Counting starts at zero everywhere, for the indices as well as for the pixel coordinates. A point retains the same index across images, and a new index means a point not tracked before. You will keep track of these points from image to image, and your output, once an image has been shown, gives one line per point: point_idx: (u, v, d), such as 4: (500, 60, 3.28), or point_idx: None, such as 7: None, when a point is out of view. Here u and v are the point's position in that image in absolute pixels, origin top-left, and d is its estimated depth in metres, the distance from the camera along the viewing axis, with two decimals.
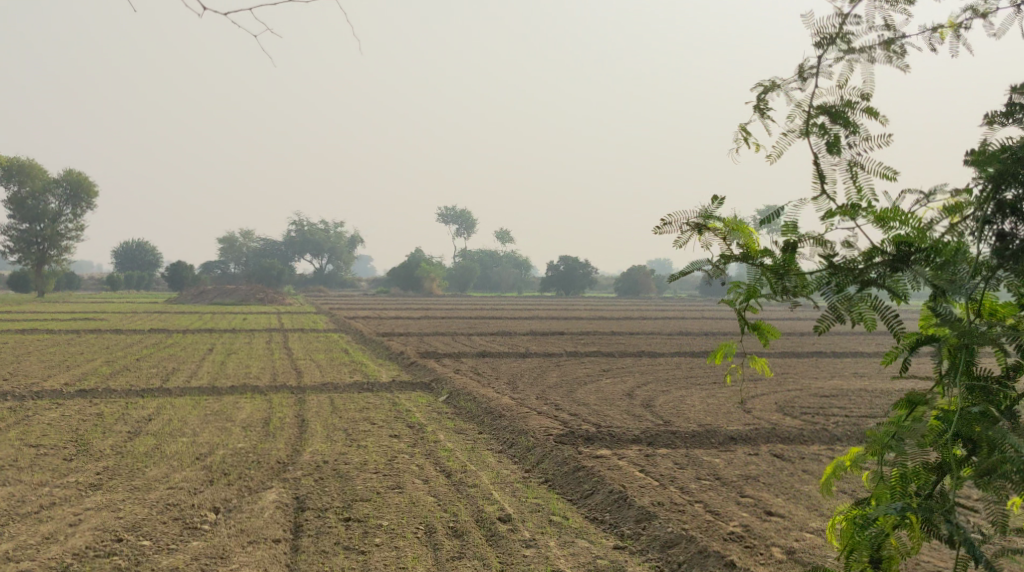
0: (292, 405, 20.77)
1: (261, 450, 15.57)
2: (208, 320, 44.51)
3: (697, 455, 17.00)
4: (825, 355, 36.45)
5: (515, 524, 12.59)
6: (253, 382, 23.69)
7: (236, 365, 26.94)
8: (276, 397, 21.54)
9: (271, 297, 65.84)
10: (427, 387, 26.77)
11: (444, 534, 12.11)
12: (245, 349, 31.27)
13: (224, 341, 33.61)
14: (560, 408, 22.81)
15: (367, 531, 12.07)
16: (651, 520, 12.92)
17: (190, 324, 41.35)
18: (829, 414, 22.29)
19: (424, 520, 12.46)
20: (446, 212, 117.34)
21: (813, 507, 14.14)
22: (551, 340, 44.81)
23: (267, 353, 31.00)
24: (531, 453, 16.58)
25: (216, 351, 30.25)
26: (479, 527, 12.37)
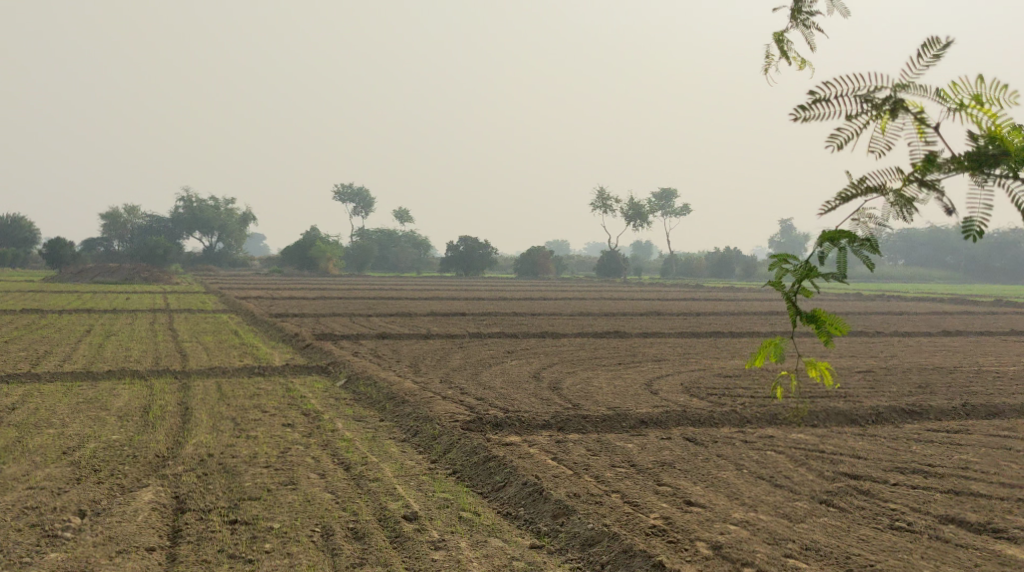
0: (175, 391, 19.28)
1: (139, 443, 14.13)
2: (88, 300, 42.28)
3: (610, 440, 15.97)
4: (726, 337, 36.09)
5: (422, 523, 11.40)
6: (136, 365, 22.10)
7: (116, 348, 25.21)
8: (157, 383, 20.00)
9: (157, 276, 63.44)
10: (323, 370, 25.42)
11: (342, 537, 10.90)
12: (125, 331, 29.47)
13: (102, 322, 31.71)
14: (465, 392, 21.68)
15: (254, 536, 10.78)
16: (569, 515, 11.86)
17: (69, 304, 39.16)
18: (738, 394, 21.55)
19: (321, 522, 11.22)
20: (343, 190, 115.35)
21: (732, 495, 13.12)
22: (451, 320, 43.75)
23: (151, 335, 29.35)
24: (435, 442, 15.39)
25: (94, 333, 28.41)
26: (382, 528, 11.18)
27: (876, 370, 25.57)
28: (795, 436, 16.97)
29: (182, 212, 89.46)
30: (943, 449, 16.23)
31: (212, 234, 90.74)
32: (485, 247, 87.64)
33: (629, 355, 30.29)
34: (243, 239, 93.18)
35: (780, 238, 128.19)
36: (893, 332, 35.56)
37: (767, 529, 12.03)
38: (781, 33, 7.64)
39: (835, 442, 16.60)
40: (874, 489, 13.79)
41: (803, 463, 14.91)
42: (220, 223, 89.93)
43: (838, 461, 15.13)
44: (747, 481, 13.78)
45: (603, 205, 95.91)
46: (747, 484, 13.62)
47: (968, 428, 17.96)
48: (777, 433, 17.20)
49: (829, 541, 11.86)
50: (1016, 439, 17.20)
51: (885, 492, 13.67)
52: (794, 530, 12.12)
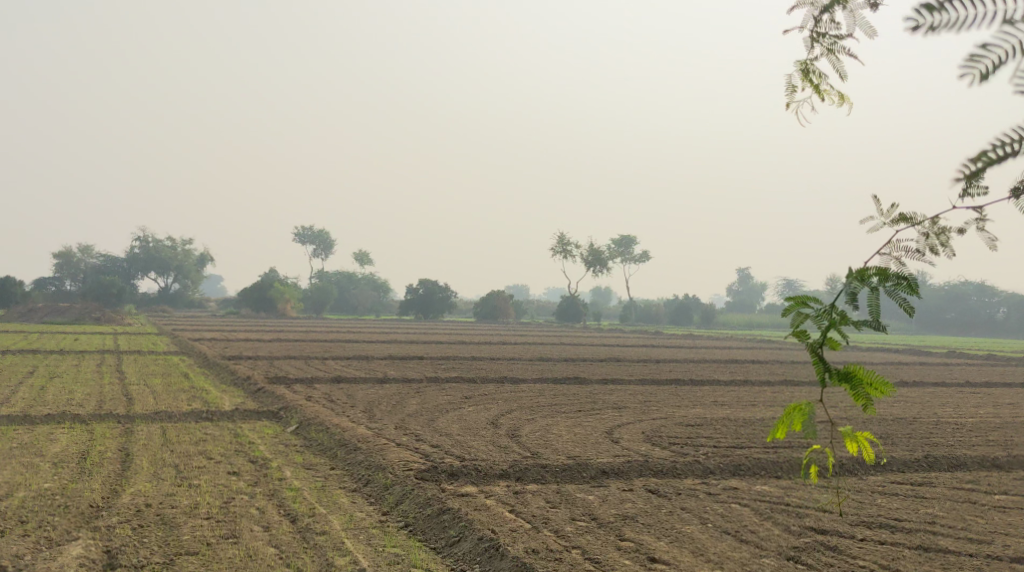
0: (117, 436, 18.48)
1: (74, 491, 13.43)
2: (34, 341, 41.19)
3: (570, 492, 15.35)
4: (687, 385, 35.60)
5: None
6: (78, 409, 21.28)
7: (58, 390, 24.32)
8: (99, 427, 19.19)
9: (108, 315, 62.32)
10: (274, 415, 24.64)
11: None
12: (70, 373, 28.55)
13: (47, 363, 30.76)
14: (420, 439, 20.98)
15: None
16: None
17: (14, 344, 38.10)
18: (699, 444, 21.03)
19: None
20: (303, 233, 114.50)
21: (697, 551, 12.32)
22: (408, 365, 43.00)
23: (98, 376, 28.48)
24: (388, 492, 14.73)
25: (37, 374, 27.49)
26: None
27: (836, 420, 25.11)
28: (758, 487, 16.36)
29: (138, 252, 88.31)
30: (910, 502, 15.67)
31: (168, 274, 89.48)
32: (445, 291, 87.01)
33: (589, 402, 29.68)
34: (199, 280, 92.06)
35: (738, 286, 128.43)
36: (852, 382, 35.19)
37: None
38: (808, 63, 7.32)
39: (799, 493, 15.95)
40: (842, 543, 13.07)
41: (768, 517, 14.18)
42: (176, 263, 88.82)
43: (803, 514, 14.43)
44: (712, 535, 13.03)
45: (563, 250, 95.68)
46: (712, 539, 12.85)
47: (932, 481, 17.49)
48: (739, 485, 16.56)
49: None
50: (981, 492, 16.73)
51: (853, 546, 12.98)
52: None
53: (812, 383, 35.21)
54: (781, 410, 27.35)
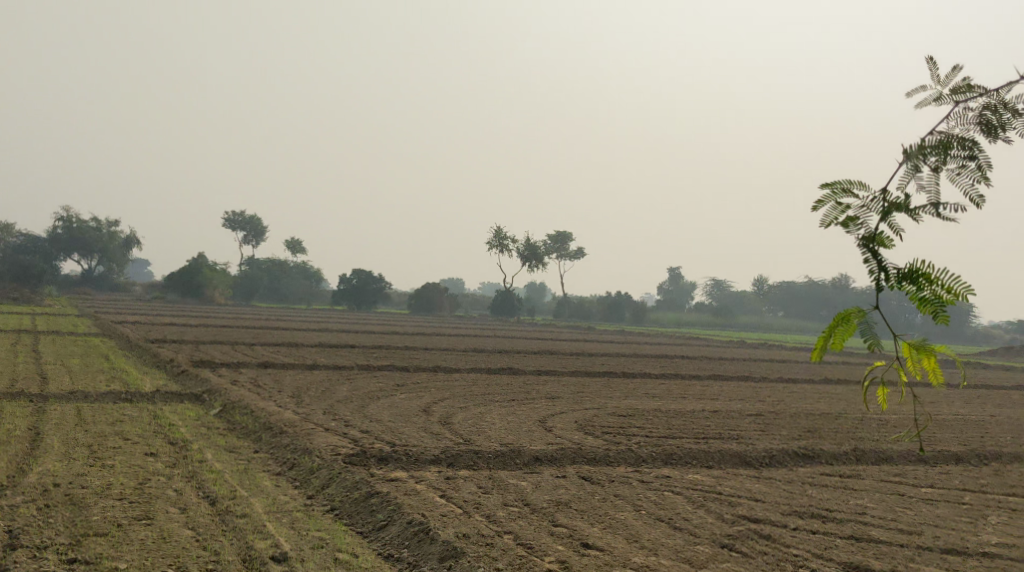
0: (27, 420, 17.71)
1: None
2: None
3: (502, 478, 14.87)
4: (619, 378, 35.32)
5: (291, 566, 10.15)
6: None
7: None
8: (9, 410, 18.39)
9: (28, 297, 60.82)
10: (197, 398, 23.93)
11: None
12: None
13: None
14: (349, 424, 20.38)
15: None
16: (457, 559, 10.66)
17: None
18: (633, 434, 20.65)
19: (175, 562, 9.90)
20: (235, 218, 112.79)
21: (631, 538, 11.70)
22: (338, 352, 42.24)
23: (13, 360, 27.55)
24: (314, 475, 14.16)
25: None
26: None
27: (767, 413, 24.68)
28: (692, 476, 15.69)
29: (60, 232, 85.96)
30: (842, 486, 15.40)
31: (92, 256, 87.44)
32: (378, 282, 86.11)
33: (523, 392, 29.17)
34: (125, 263, 90.18)
35: (671, 286, 128.48)
36: (783, 378, 34.93)
37: None
38: None
39: (731, 483, 15.07)
40: (775, 533, 12.30)
41: (701, 507, 13.39)
42: (101, 246, 86.90)
43: (736, 503, 13.66)
44: (644, 523, 12.35)
45: (499, 243, 95.31)
46: (646, 527, 12.16)
47: (860, 473, 16.68)
48: (672, 474, 15.91)
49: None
50: (909, 485, 15.86)
51: (786, 536, 12.21)
52: None
53: (743, 378, 34.97)
54: (713, 403, 27.00)
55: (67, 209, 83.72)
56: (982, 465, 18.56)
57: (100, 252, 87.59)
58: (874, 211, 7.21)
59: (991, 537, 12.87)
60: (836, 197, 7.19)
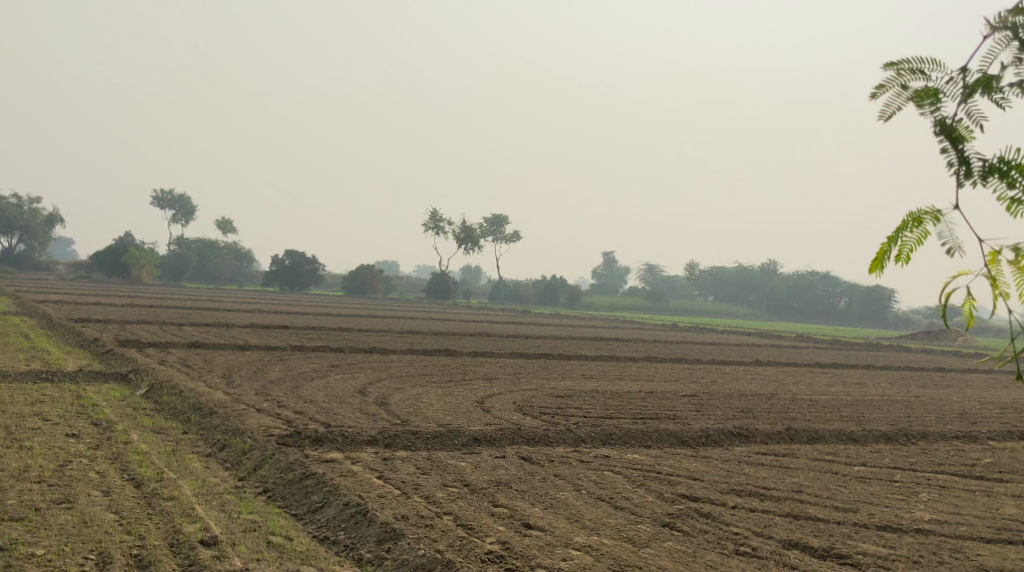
0: None
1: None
2: None
3: (441, 458, 14.53)
4: (555, 359, 35.14)
5: (222, 549, 9.71)
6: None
7: None
8: None
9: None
10: (122, 378, 23.28)
11: (122, 566, 9.16)
12: None
13: None
14: (281, 405, 19.92)
15: (9, 564, 8.97)
16: (396, 540, 10.30)
17: None
18: (571, 414, 20.43)
19: (96, 545, 9.42)
20: (164, 197, 110.87)
21: (572, 518, 11.42)
22: (270, 333, 41.55)
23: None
24: (245, 456, 13.67)
25: None
26: (173, 555, 9.47)
27: (703, 394, 24.60)
28: (631, 455, 15.46)
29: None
30: (784, 462, 15.23)
31: (14, 235, 85.30)
32: (311, 264, 85.12)
33: (458, 373, 28.85)
34: (48, 242, 88.13)
35: (603, 269, 128.73)
36: (717, 360, 34.97)
37: (611, 554, 10.51)
38: None
39: (670, 462, 14.86)
40: (715, 511, 12.10)
41: (642, 486, 13.15)
42: (23, 224, 84.81)
43: (676, 482, 13.44)
44: (585, 503, 12.07)
45: (434, 226, 94.71)
46: (587, 507, 11.89)
47: (796, 452, 16.55)
48: (612, 454, 15.65)
49: (677, 567, 10.40)
50: (844, 464, 15.76)
51: (726, 514, 12.01)
52: (641, 557, 10.56)
53: (677, 360, 34.96)
54: (649, 384, 26.90)
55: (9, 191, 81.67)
56: (915, 444, 18.55)
57: (22, 230, 85.50)
58: (952, 94, 7.44)
59: (926, 513, 12.80)
60: (901, 82, 7.40)
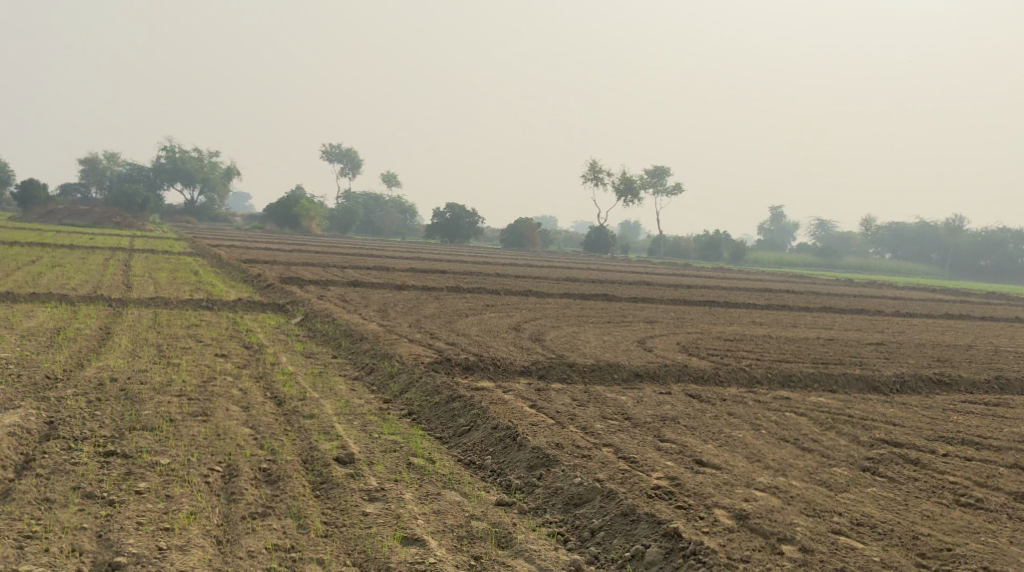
0: (100, 332, 17.03)
1: (25, 382, 11.81)
2: (48, 254, 40.24)
3: (600, 392, 13.42)
4: (722, 307, 33.71)
5: (358, 467, 8.92)
6: (65, 311, 19.75)
7: (58, 296, 23.05)
8: (86, 325, 17.77)
9: (128, 222, 64.67)
10: (279, 308, 23.15)
11: (248, 481, 8.52)
12: (73, 283, 27.32)
13: (54, 275, 29.65)
14: (435, 336, 19.29)
15: (131, 473, 8.45)
16: (550, 467, 9.32)
17: (26, 256, 37.16)
18: (742, 356, 19.09)
19: (223, 459, 8.79)
20: (332, 150, 112.88)
21: (752, 457, 10.13)
22: (428, 276, 41.36)
23: (99, 284, 27.15)
24: (393, 380, 12.87)
25: (40, 284, 26.32)
26: (304, 473, 8.75)
27: (887, 342, 22.85)
28: (814, 398, 14.02)
29: (163, 162, 86.84)
30: (989, 411, 13.50)
31: (195, 188, 88.18)
32: (472, 216, 85.00)
33: (618, 316, 27.78)
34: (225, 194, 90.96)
35: (771, 225, 125.21)
36: (898, 312, 32.88)
37: (803, 497, 9.28)
38: None
39: (861, 407, 13.38)
40: (924, 458, 10.57)
41: (831, 428, 11.69)
42: (204, 176, 87.77)
43: (870, 427, 11.95)
44: (768, 442, 10.70)
45: (594, 177, 93.34)
46: (769, 446, 10.55)
47: (1002, 401, 14.77)
48: (792, 395, 14.23)
49: (884, 516, 9.09)
50: None
51: (937, 462, 10.47)
52: (839, 502, 9.28)
53: (855, 311, 32.98)
54: (826, 331, 25.25)
55: (192, 149, 83.18)
56: None
57: (202, 183, 88.32)
58: None
59: None
60: None
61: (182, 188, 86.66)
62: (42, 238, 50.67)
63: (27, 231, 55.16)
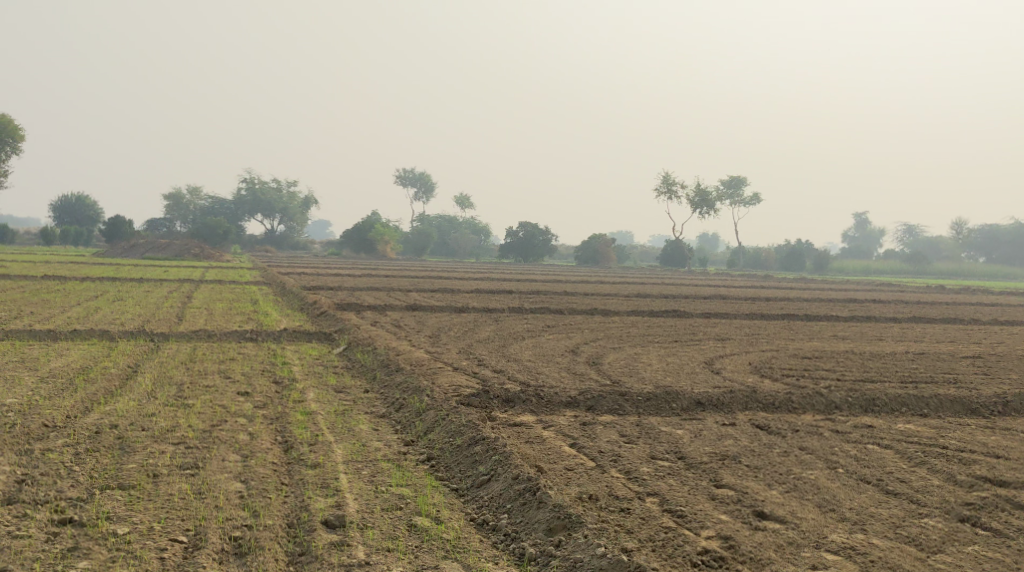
0: (127, 366, 16.02)
1: (16, 430, 10.73)
2: (112, 287, 39.74)
3: (653, 425, 12.01)
4: (802, 320, 31.99)
5: (347, 538, 7.82)
6: (99, 346, 18.77)
7: (102, 329, 22.22)
8: (116, 360, 16.77)
9: (206, 253, 64.86)
10: (326, 337, 22.05)
11: (206, 558, 7.54)
12: (126, 315, 26.55)
13: (110, 309, 29.00)
14: (483, 363, 18.04)
15: (76, 550, 7.55)
16: (571, 532, 8.03)
17: (89, 292, 36.66)
18: (819, 376, 17.44)
19: (190, 527, 7.84)
20: (405, 175, 112.51)
21: (825, 506, 8.67)
22: (495, 298, 40.13)
23: (150, 317, 26.32)
24: (419, 418, 11.61)
25: (91, 318, 25.60)
26: (278, 546, 7.70)
27: (984, 355, 20.99)
28: (901, 425, 12.40)
29: (243, 193, 87.51)
30: None
31: (274, 217, 88.61)
32: (546, 235, 83.67)
33: (688, 333, 26.24)
34: (304, 223, 91.30)
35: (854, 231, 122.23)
36: (994, 320, 30.79)
37: (885, 563, 7.84)
38: None
39: (955, 435, 11.75)
40: None
41: (921, 464, 10.13)
42: (281, 206, 88.12)
43: (970, 462, 10.35)
44: (845, 485, 9.23)
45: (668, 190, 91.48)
46: (846, 490, 9.08)
47: None
48: (874, 422, 12.63)
49: None
50: None
51: None
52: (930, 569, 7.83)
53: (945, 320, 30.99)
54: (915, 344, 23.42)
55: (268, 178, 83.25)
56: None
57: (281, 212, 88.75)
58: None
59: None
60: None
61: (262, 218, 87.25)
62: (115, 272, 50.60)
63: (104, 265, 55.31)
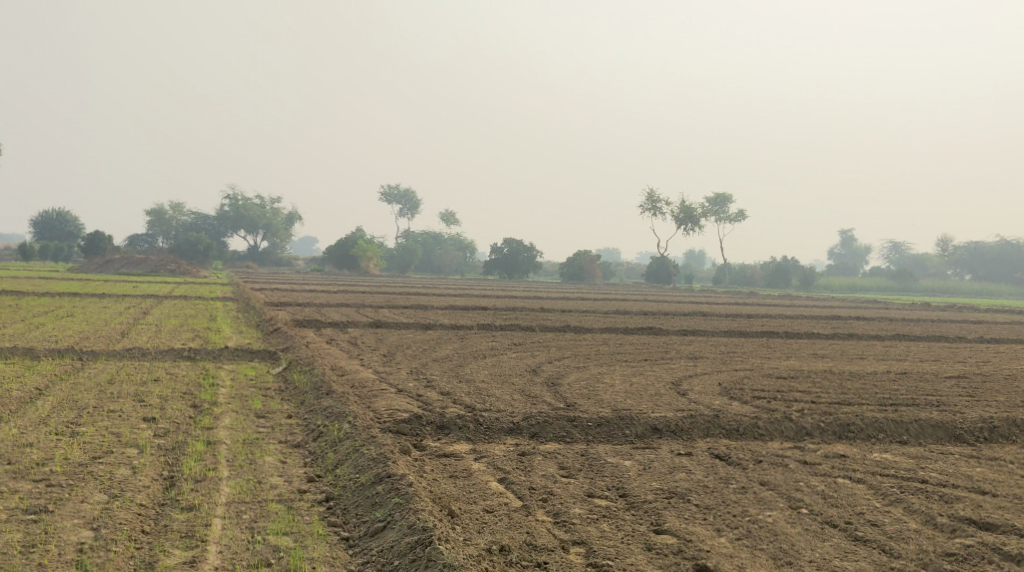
0: (36, 387, 14.60)
1: None
2: (69, 303, 38.08)
3: (598, 455, 10.69)
4: (783, 337, 30.70)
5: None
6: (18, 365, 17.30)
7: (36, 346, 20.72)
8: (29, 380, 15.33)
9: (183, 268, 63.46)
10: (270, 356, 20.61)
11: None
12: (67, 333, 25.06)
13: (58, 325, 27.49)
14: (429, 385, 16.66)
15: None
16: None
17: (43, 307, 35.05)
18: (793, 399, 16.10)
19: None
20: (388, 191, 110.95)
21: (780, 558, 7.74)
22: (466, 314, 38.69)
23: (92, 334, 24.71)
24: (333, 450, 10.31)
25: (32, 334, 24.10)
26: None
27: (969, 375, 19.72)
28: (878, 454, 11.09)
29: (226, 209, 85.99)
30: None
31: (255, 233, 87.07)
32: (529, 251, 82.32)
33: (660, 352, 24.91)
34: (286, 239, 89.71)
35: (841, 249, 121.55)
36: (981, 338, 29.52)
37: None
38: None
39: (935, 466, 10.48)
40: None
41: (897, 501, 8.86)
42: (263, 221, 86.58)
43: (953, 499, 9.07)
44: (806, 531, 8.09)
45: (653, 206, 90.15)
46: (807, 537, 8.00)
47: None
48: (846, 451, 11.32)
49: None
50: None
51: None
52: None
53: (930, 338, 29.77)
54: (897, 363, 22.20)
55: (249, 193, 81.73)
56: None
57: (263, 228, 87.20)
58: None
59: None
60: None
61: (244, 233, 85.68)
62: (81, 287, 48.96)
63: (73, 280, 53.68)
